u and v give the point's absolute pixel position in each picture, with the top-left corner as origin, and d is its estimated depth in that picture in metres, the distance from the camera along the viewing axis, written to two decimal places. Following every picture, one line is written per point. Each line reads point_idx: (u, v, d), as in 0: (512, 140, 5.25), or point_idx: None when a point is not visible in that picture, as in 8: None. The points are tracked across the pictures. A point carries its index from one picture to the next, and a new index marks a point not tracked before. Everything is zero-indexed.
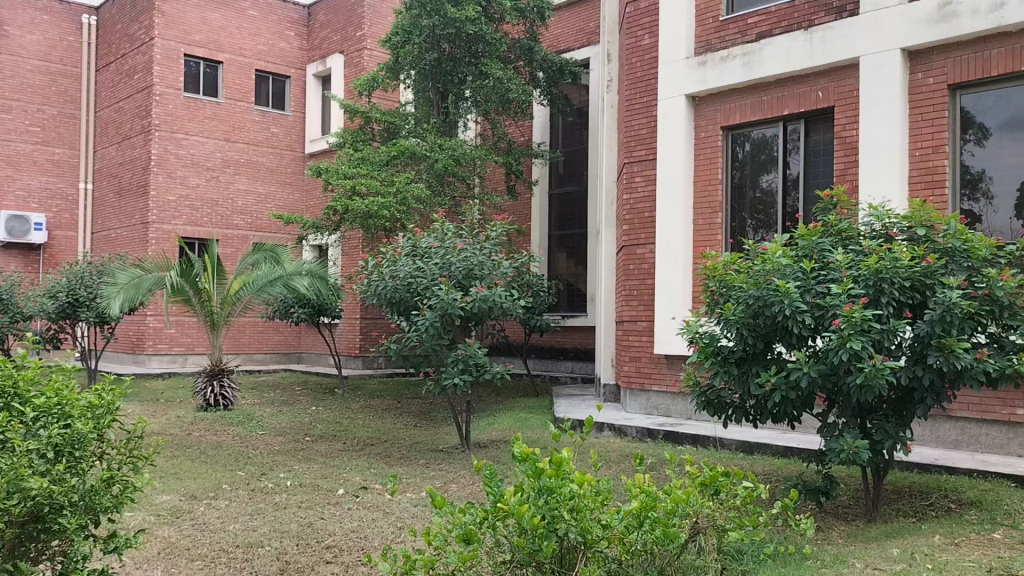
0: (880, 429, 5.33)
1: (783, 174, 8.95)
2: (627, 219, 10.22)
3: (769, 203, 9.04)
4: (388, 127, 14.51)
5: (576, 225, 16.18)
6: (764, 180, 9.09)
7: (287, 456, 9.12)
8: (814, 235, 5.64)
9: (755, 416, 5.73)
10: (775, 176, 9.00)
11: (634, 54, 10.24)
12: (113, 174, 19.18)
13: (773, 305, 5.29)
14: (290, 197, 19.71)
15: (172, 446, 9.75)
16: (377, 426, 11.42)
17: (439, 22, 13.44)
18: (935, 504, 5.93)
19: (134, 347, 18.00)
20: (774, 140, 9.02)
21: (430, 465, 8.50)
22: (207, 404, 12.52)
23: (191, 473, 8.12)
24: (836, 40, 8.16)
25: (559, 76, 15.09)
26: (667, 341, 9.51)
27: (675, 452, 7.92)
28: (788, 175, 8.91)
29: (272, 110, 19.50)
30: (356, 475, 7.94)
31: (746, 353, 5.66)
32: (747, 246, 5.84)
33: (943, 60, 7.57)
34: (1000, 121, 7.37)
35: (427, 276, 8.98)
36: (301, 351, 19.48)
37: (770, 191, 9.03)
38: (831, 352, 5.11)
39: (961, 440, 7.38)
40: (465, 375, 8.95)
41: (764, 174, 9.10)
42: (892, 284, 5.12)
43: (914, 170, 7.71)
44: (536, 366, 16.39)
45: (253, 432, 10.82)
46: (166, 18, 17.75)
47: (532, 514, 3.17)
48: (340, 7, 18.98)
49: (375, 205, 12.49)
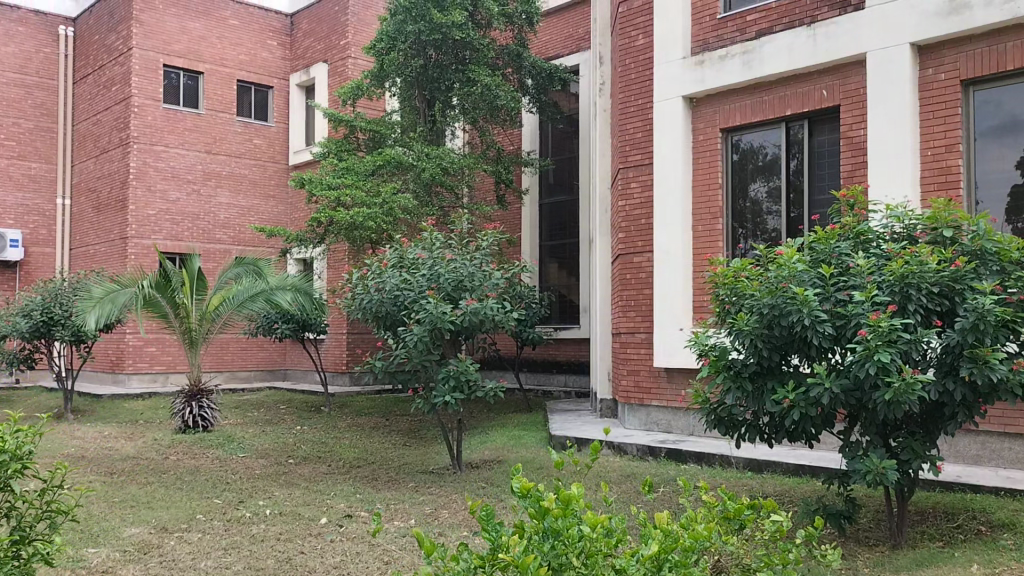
0: (907, 448, 4.89)
1: (774, 183, 8.64)
2: (623, 227, 9.80)
3: (761, 212, 8.71)
4: (373, 136, 14.06)
5: (568, 235, 15.75)
6: (753, 189, 8.79)
7: (267, 481, 8.62)
8: (831, 238, 5.23)
9: (769, 436, 5.29)
10: (763, 185, 8.71)
11: (627, 55, 9.87)
12: (91, 188, 18.66)
13: (790, 315, 4.85)
14: (274, 210, 19.20)
15: (146, 472, 9.24)
16: (364, 445, 10.92)
17: (425, 28, 13.10)
18: (964, 526, 5.51)
19: (113, 366, 17.42)
20: (762, 148, 8.74)
21: (420, 488, 8.01)
22: (185, 425, 11.97)
23: (164, 502, 7.62)
24: (841, 36, 7.79)
25: (548, 83, 14.70)
26: (668, 353, 9.07)
27: (681, 472, 7.48)
28: (783, 183, 8.58)
29: (255, 121, 19.02)
30: (340, 502, 7.45)
31: (761, 367, 5.22)
32: (760, 252, 5.41)
33: (955, 55, 7.21)
34: (1000, 123, 7.11)
35: (414, 289, 8.54)
36: (287, 368, 18.93)
37: (762, 200, 8.71)
38: (855, 366, 4.67)
39: (981, 455, 6.98)
40: (456, 393, 8.47)
41: (752, 182, 8.81)
42: (920, 290, 4.71)
43: (926, 171, 7.33)
44: (529, 380, 15.94)
45: (233, 455, 10.31)
46: (144, 27, 17.32)
47: (538, 563, 2.73)
48: (323, 16, 18.57)
49: (360, 216, 12.07)
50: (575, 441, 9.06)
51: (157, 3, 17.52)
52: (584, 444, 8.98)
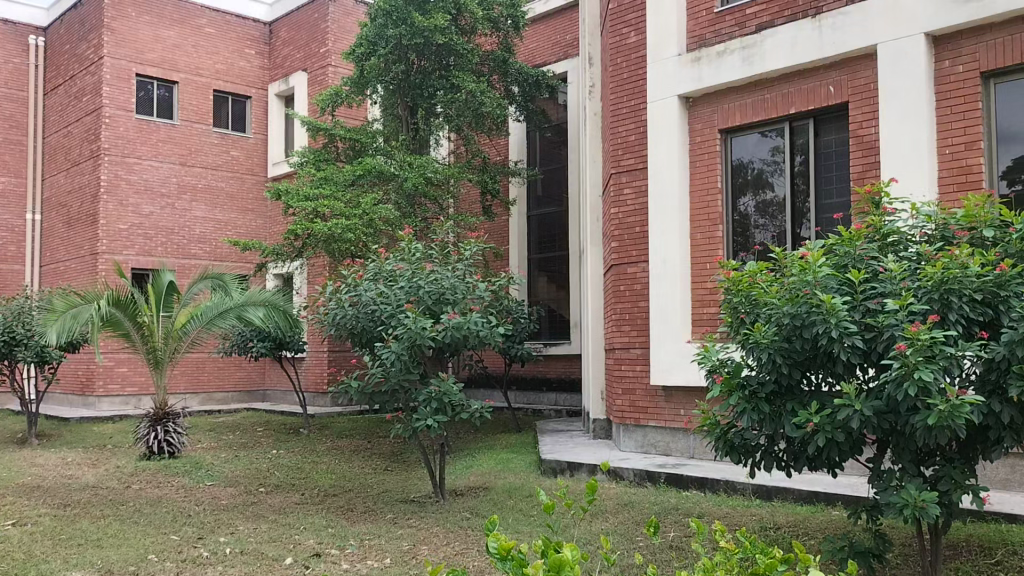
0: (945, 477, 4.26)
1: (764, 196, 8.18)
2: (615, 236, 9.22)
3: (751, 226, 8.25)
4: (353, 145, 13.44)
5: (557, 248, 15.18)
6: (741, 204, 8.35)
7: (233, 514, 7.92)
8: (857, 239, 4.62)
9: (788, 463, 4.67)
10: (752, 198, 8.25)
11: (619, 53, 9.31)
12: (61, 203, 17.94)
13: (815, 325, 4.26)
14: (252, 224, 18.51)
15: (103, 503, 8.52)
16: (342, 471, 10.23)
17: (406, 32, 12.51)
18: (1005, 563, 4.88)
19: (83, 388, 16.64)
20: (750, 162, 8.29)
21: (398, 520, 7.33)
22: (150, 451, 11.23)
23: (116, 539, 6.90)
24: (848, 27, 7.26)
25: (535, 90, 14.16)
26: (665, 370, 8.47)
27: (683, 501, 6.86)
28: (773, 196, 8.11)
29: (232, 133, 18.36)
30: (309, 538, 6.77)
31: (779, 386, 4.59)
32: (777, 254, 4.81)
33: (974, 45, 6.67)
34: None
35: (391, 303, 7.92)
36: (265, 388, 18.18)
37: (751, 214, 8.25)
38: (890, 386, 4.06)
39: (1010, 479, 6.38)
40: (440, 415, 7.68)
41: (740, 196, 8.36)
42: (962, 297, 4.11)
43: (943, 170, 6.78)
44: (518, 399, 15.28)
45: (200, 484, 9.62)
46: (116, 36, 16.72)
47: None
48: (302, 23, 18.00)
49: (338, 227, 11.43)
50: (567, 465, 8.43)
51: (129, 10, 16.92)
52: (576, 470, 8.35)
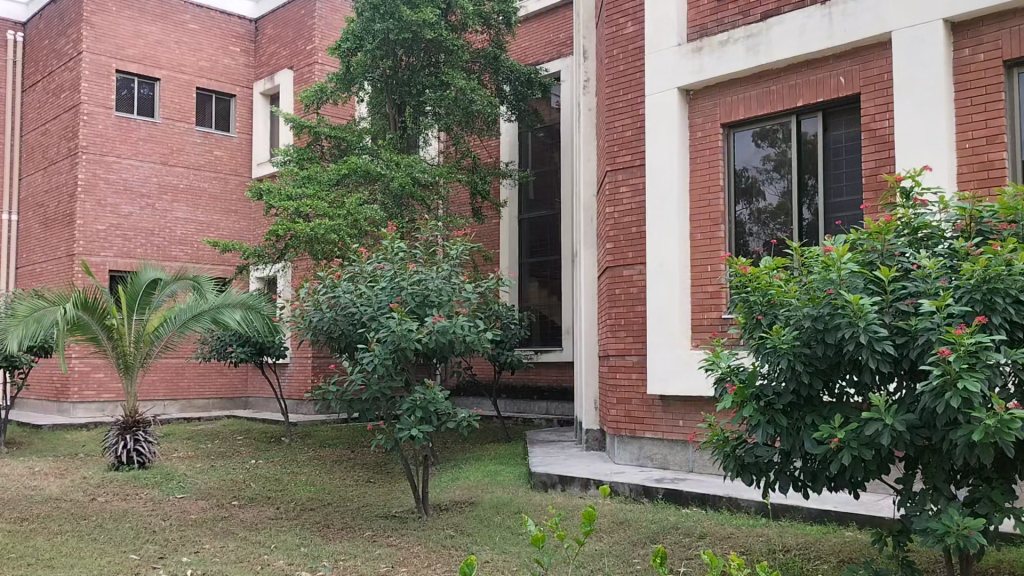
0: (983, 499, 3.79)
1: (758, 204, 7.77)
2: (610, 236, 8.73)
3: (751, 229, 7.79)
4: (338, 143, 12.89)
5: (548, 252, 14.73)
6: (736, 211, 7.92)
7: (200, 530, 7.39)
8: (886, 234, 4.15)
9: (806, 483, 4.19)
10: (746, 206, 7.84)
11: (614, 45, 8.87)
12: (38, 203, 17.37)
13: (840, 329, 3.79)
14: (235, 226, 17.97)
15: (62, 518, 7.97)
16: (323, 483, 9.71)
17: (393, 26, 11.97)
18: None
19: (58, 395, 15.99)
20: (750, 162, 7.84)
21: (377, 537, 6.84)
22: (118, 462, 10.67)
23: (69, 559, 6.35)
24: (860, 13, 6.84)
25: (527, 89, 13.69)
26: (662, 380, 8.00)
27: (682, 518, 6.37)
28: (767, 203, 7.70)
29: (216, 132, 17.85)
30: (278, 558, 6.26)
31: (798, 397, 4.12)
32: (794, 250, 4.35)
33: (996, 31, 6.24)
34: None
35: (373, 305, 7.39)
36: (248, 395, 17.68)
37: (746, 221, 7.82)
38: (925, 398, 3.59)
39: None
40: (425, 425, 7.07)
41: (735, 203, 7.94)
42: (1007, 298, 3.65)
43: (963, 166, 6.33)
44: (508, 408, 14.79)
45: (169, 496, 9.11)
46: (96, 30, 16.21)
47: None
48: (289, 20, 17.52)
49: (322, 228, 10.93)
50: (558, 479, 7.92)
51: (110, 4, 16.42)
52: (569, 484, 7.85)
